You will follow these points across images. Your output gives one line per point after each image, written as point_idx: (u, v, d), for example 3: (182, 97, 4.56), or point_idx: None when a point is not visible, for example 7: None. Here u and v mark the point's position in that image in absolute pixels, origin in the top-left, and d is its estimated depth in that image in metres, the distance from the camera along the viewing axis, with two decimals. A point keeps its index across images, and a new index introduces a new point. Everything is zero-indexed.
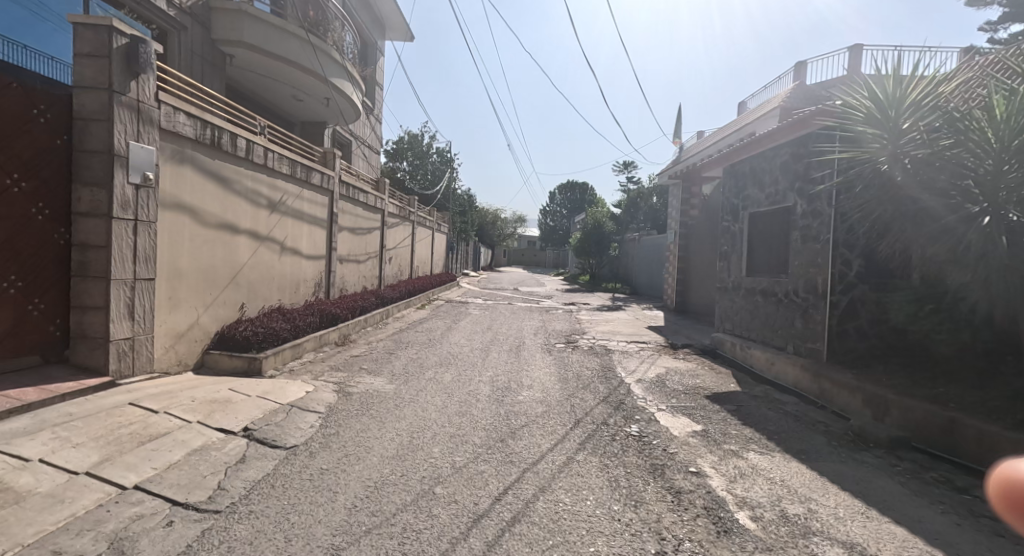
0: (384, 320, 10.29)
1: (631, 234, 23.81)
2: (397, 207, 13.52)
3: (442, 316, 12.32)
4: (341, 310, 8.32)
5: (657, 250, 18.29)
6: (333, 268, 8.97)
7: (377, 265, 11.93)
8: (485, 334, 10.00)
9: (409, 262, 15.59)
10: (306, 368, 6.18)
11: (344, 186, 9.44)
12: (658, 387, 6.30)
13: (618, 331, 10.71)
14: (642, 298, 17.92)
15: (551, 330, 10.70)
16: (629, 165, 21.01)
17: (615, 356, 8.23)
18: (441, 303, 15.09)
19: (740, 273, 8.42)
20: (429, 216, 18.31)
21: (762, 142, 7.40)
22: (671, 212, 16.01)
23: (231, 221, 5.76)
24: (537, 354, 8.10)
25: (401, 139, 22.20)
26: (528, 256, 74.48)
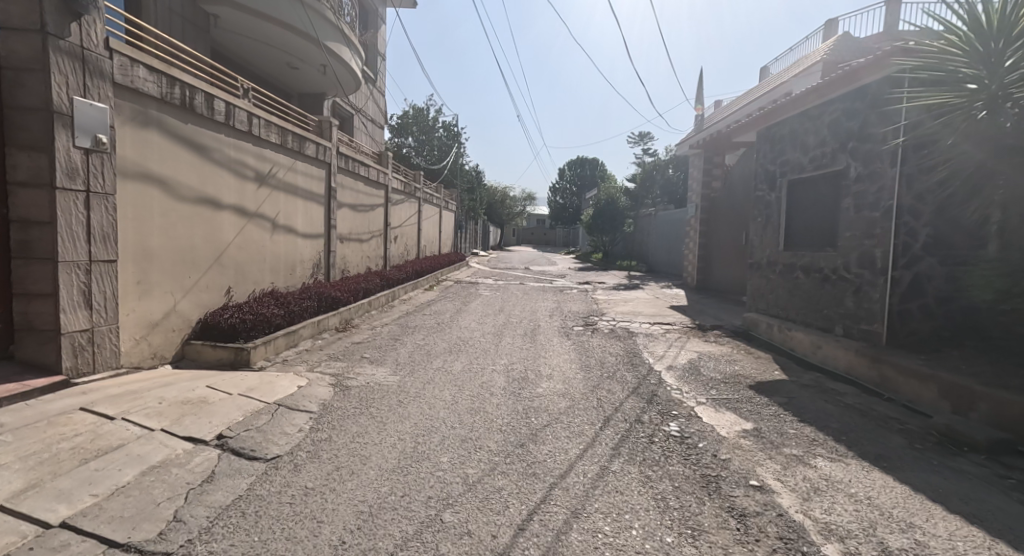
0: (389, 304, 9.68)
1: (647, 210, 22.91)
2: (402, 183, 12.81)
3: (451, 298, 11.71)
4: (341, 293, 7.71)
5: (675, 226, 17.45)
6: (333, 248, 8.33)
7: (382, 244, 11.29)
8: (497, 316, 9.37)
9: (416, 241, 14.93)
10: (301, 358, 5.59)
11: (343, 158, 8.75)
12: (691, 375, 5.64)
13: (639, 312, 10.02)
14: (660, 276, 17.16)
15: (567, 312, 10.05)
16: (645, 136, 20.03)
17: (639, 340, 7.57)
18: (450, 284, 14.46)
19: (777, 247, 7.66)
20: (436, 193, 17.58)
21: (807, 98, 6.56)
22: (692, 185, 15.14)
23: (211, 195, 5.11)
24: (554, 338, 7.47)
25: (406, 113, 21.34)
26: (538, 235, 73.47)
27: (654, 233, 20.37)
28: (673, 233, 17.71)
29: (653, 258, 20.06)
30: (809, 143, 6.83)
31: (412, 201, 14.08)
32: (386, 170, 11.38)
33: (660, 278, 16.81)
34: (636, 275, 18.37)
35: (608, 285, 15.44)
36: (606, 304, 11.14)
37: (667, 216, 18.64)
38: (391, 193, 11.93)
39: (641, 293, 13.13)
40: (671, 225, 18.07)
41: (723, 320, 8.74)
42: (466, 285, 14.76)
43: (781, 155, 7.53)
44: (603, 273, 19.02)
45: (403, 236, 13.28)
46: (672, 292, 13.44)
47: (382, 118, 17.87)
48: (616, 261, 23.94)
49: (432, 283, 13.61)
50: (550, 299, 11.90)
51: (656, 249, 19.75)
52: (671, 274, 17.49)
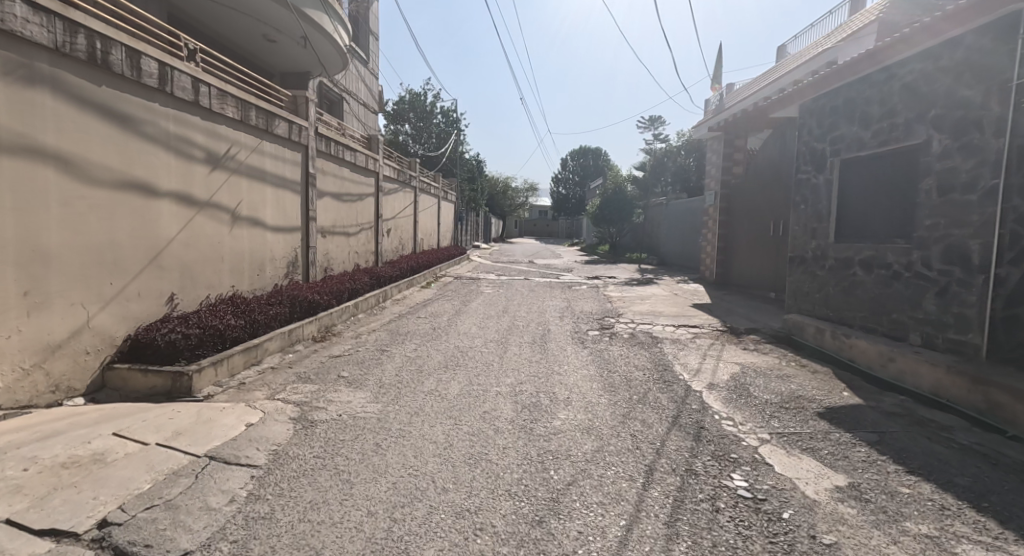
0: (379, 306, 8.67)
1: (656, 199, 21.87)
2: (395, 170, 11.76)
3: (451, 297, 10.71)
4: (321, 296, 6.68)
5: (689, 216, 16.39)
6: (311, 243, 7.28)
7: (374, 238, 10.28)
8: (501, 318, 8.37)
9: (413, 234, 13.95)
10: (262, 381, 4.59)
11: (324, 140, 7.68)
12: (738, 396, 4.65)
13: (658, 312, 9.01)
14: (674, 270, 16.13)
15: (578, 312, 9.04)
16: (656, 120, 18.95)
17: (664, 347, 6.59)
18: (450, 281, 13.45)
19: (826, 238, 6.59)
20: (434, 183, 16.56)
21: (874, 58, 5.45)
22: (709, 171, 14.06)
23: (141, 179, 4.07)
24: (567, 347, 6.48)
25: (402, 98, 20.32)
26: (541, 227, 72.36)
27: (665, 223, 19.35)
28: (687, 224, 16.66)
29: (664, 250, 19.02)
30: (870, 114, 5.75)
31: (408, 191, 13.04)
32: (377, 156, 10.32)
33: (673, 272, 15.78)
34: (647, 269, 17.37)
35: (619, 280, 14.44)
36: (621, 302, 10.14)
37: (680, 205, 17.58)
38: (383, 182, 10.91)
39: (657, 289, 12.13)
40: (684, 215, 17.02)
41: (757, 322, 7.71)
42: (467, 281, 13.76)
43: (831, 131, 6.46)
44: (612, 266, 18.03)
45: (398, 228, 12.27)
46: (690, 288, 12.42)
47: (376, 103, 16.84)
48: (624, 253, 22.93)
49: (429, 280, 12.58)
50: (558, 297, 10.90)
51: (668, 240, 18.68)
52: (685, 267, 16.48)
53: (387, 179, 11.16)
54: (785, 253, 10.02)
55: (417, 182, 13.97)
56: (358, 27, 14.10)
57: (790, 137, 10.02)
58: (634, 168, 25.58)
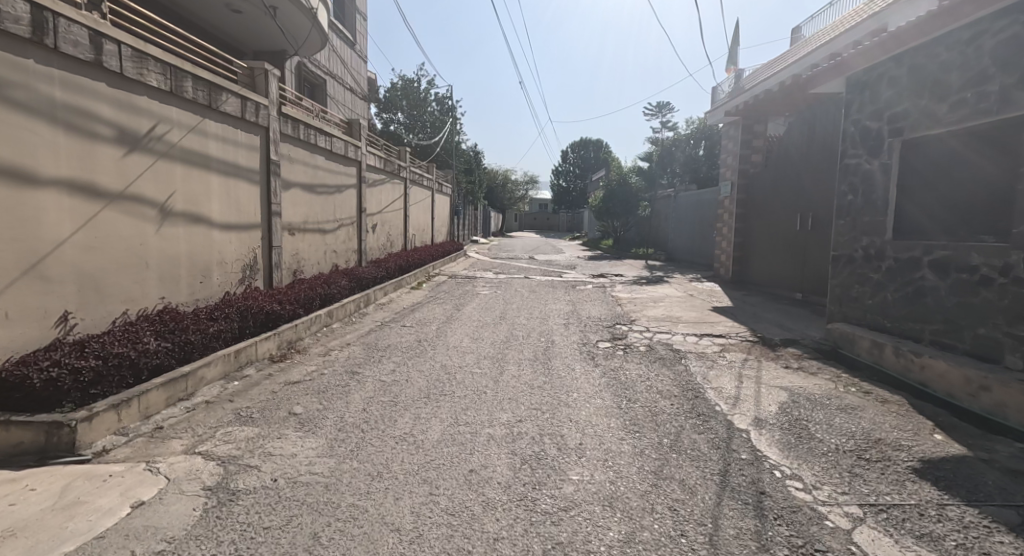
0: (358, 314, 7.64)
1: (662, 191, 20.86)
2: (382, 160, 10.70)
3: (444, 300, 9.68)
4: (283, 306, 5.67)
5: (701, 209, 15.34)
6: (275, 243, 6.25)
7: (356, 236, 9.27)
8: (497, 326, 7.37)
9: (404, 230, 12.92)
10: (187, 424, 3.58)
11: (291, 123, 6.64)
12: (795, 438, 3.66)
13: (675, 318, 8.00)
14: (685, 268, 15.10)
15: (585, 318, 8.04)
16: (665, 106, 17.90)
17: (690, 365, 5.59)
18: (444, 281, 12.42)
19: (880, 236, 5.56)
20: (427, 175, 15.51)
21: (957, 12, 4.40)
22: (724, 159, 13.01)
23: (8, 159, 3.03)
24: (575, 365, 5.48)
25: (394, 85, 19.33)
26: (541, 220, 71.34)
27: (674, 217, 18.32)
28: (698, 218, 15.62)
29: (673, 246, 17.98)
30: (947, 83, 4.71)
31: (397, 183, 11.99)
32: (359, 143, 9.26)
33: (684, 269, 14.76)
34: (655, 266, 16.35)
35: (626, 279, 13.41)
36: (632, 306, 9.13)
37: (691, 198, 16.52)
38: (368, 173, 9.87)
39: (669, 289, 11.11)
40: (696, 208, 15.98)
41: (793, 332, 6.68)
42: (463, 281, 12.73)
43: (890, 106, 5.41)
44: (618, 263, 17.03)
45: (386, 224, 11.25)
46: (705, 287, 11.39)
47: (365, 90, 15.79)
48: (629, 248, 21.90)
49: (420, 281, 11.54)
50: (562, 299, 9.88)
51: (677, 234, 17.69)
52: (696, 265, 15.46)
53: (372, 170, 10.12)
54: (821, 249, 8.99)
55: (408, 173, 12.93)
56: (342, 5, 13.05)
57: (825, 119, 8.96)
58: (638, 159, 24.54)
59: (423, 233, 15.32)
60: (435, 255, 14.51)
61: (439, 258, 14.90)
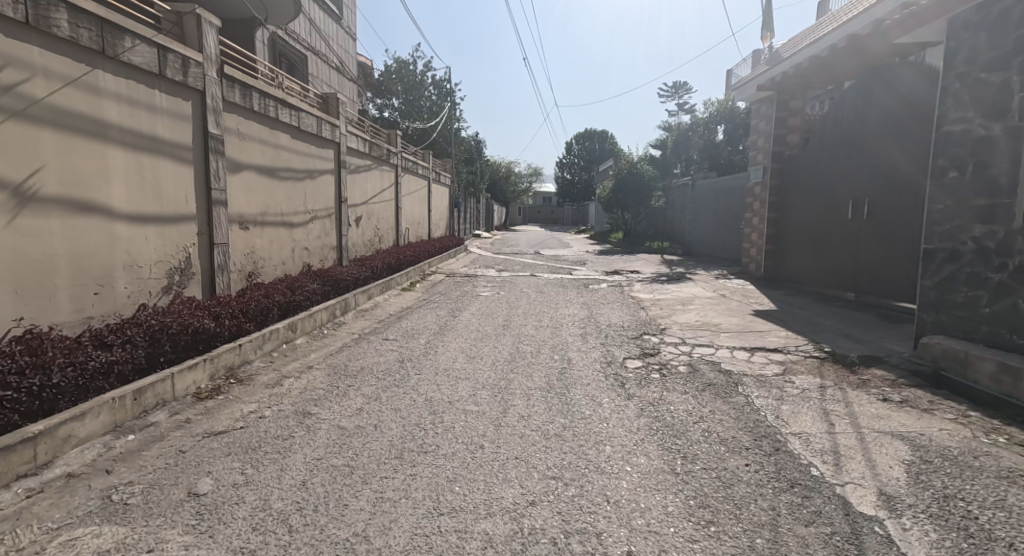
0: (332, 326, 6.34)
1: (678, 180, 19.56)
2: (367, 143, 9.41)
3: (438, 304, 8.41)
4: (221, 322, 4.38)
5: (728, 199, 14.02)
6: (218, 240, 4.96)
7: (333, 231, 7.98)
8: (499, 339, 6.12)
9: (397, 224, 11.66)
10: (10, 527, 2.26)
11: (242, 89, 5.35)
12: (965, 540, 2.33)
13: (714, 326, 6.69)
14: (708, 264, 13.80)
15: (605, 327, 6.76)
16: (683, 87, 16.72)
17: (752, 395, 4.29)
18: (442, 281, 11.17)
19: (1002, 224, 4.22)
20: (424, 163, 14.23)
21: None
22: (753, 140, 11.66)
23: None
24: (601, 398, 4.19)
25: (388, 66, 18.11)
26: (545, 214, 69.98)
27: (695, 209, 16.98)
28: (724, 208, 14.30)
29: (695, 240, 16.65)
30: None
31: (387, 171, 10.72)
32: (336, 121, 7.97)
33: (708, 265, 13.44)
34: (674, 261, 15.06)
35: (644, 276, 12.10)
36: (658, 311, 7.84)
37: (717, 186, 15.19)
38: (348, 158, 8.59)
39: (697, 289, 9.80)
40: (721, 198, 14.65)
41: (868, 345, 5.35)
42: (463, 280, 11.47)
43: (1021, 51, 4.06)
44: (632, 258, 15.72)
45: (373, 217, 9.97)
46: (737, 286, 10.07)
47: (356, 71, 14.51)
48: (642, 241, 20.60)
49: (412, 282, 10.25)
50: (576, 302, 8.63)
51: (698, 227, 16.36)
52: (718, 260, 14.16)
53: (354, 155, 8.84)
54: (887, 242, 7.69)
55: (399, 160, 11.65)
56: None
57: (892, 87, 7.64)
58: (649, 147, 23.21)
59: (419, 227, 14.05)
60: (431, 251, 13.20)
61: (436, 255, 13.61)
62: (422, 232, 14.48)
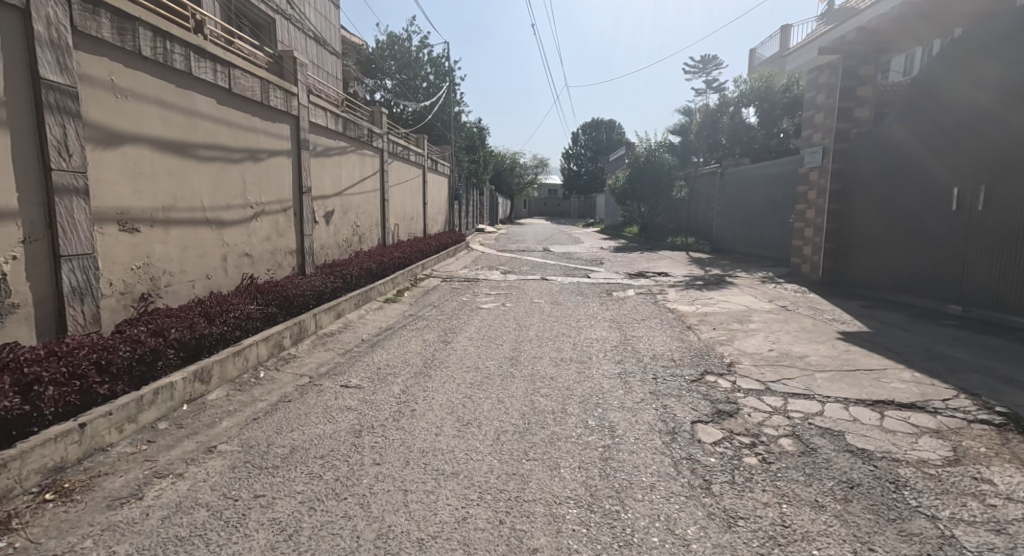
0: (274, 366, 4.59)
1: (702, 168, 17.66)
2: (339, 120, 7.59)
3: (428, 323, 6.65)
4: (39, 392, 2.62)
5: (771, 188, 12.15)
6: (68, 250, 3.19)
7: (291, 233, 6.22)
8: (506, 385, 4.36)
9: (383, 221, 9.90)
10: None
11: (117, 21, 3.56)
12: None
13: (799, 361, 4.90)
14: (746, 265, 11.95)
15: (649, 363, 4.99)
16: (711, 60, 14.85)
17: (940, 517, 2.52)
18: (436, 288, 9.40)
19: None
20: (417, 150, 12.41)
21: None
22: (808, 116, 9.79)
23: None
24: (682, 529, 2.42)
25: (379, 41, 16.81)
26: (551, 207, 68.11)
27: (726, 201, 15.09)
28: (766, 199, 12.41)
29: (726, 235, 14.77)
30: None
31: (368, 156, 8.94)
32: (292, 88, 6.16)
33: (746, 267, 11.61)
34: (703, 260, 13.24)
35: (677, 281, 10.28)
36: (711, 335, 6.06)
37: (756, 173, 13.31)
38: (312, 138, 6.80)
39: (749, 299, 8.01)
40: (761, 188, 12.78)
41: None
42: (463, 287, 9.68)
43: None
44: (656, 257, 13.92)
45: (350, 212, 8.20)
46: (796, 294, 8.25)
47: (339, 44, 12.68)
48: (662, 236, 18.77)
49: (398, 292, 8.48)
50: (602, 319, 6.85)
51: (730, 222, 14.58)
52: (756, 261, 12.31)
53: (322, 134, 7.05)
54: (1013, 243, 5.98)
55: (385, 145, 9.84)
56: None
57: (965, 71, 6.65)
58: (667, 132, 21.28)
59: (413, 223, 12.26)
60: (425, 251, 11.41)
61: (430, 255, 11.81)
62: (416, 229, 12.69)
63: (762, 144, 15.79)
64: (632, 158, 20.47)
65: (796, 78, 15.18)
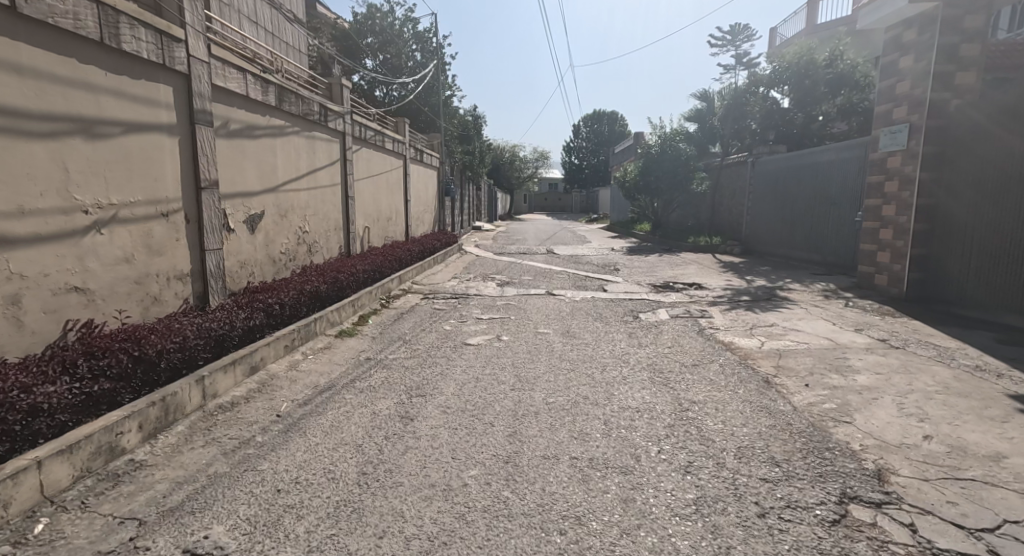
0: (77, 503, 2.53)
1: (728, 158, 15.57)
2: (269, 90, 5.51)
3: (386, 380, 4.61)
4: None
5: (830, 180, 10.13)
6: None
7: (178, 247, 4.17)
8: (495, 549, 2.33)
9: (347, 225, 7.88)
10: None
11: None
12: None
13: (998, 470, 2.86)
14: (796, 273, 9.89)
15: (736, 471, 3.00)
16: (736, 28, 12.94)
17: None
18: (412, 312, 7.37)
19: None
20: (394, 138, 10.34)
21: None
22: (886, 86, 7.72)
23: None
24: None
25: (357, 13, 14.82)
26: (552, 202, 66.13)
27: (765, 195, 13.04)
28: (821, 193, 10.40)
29: (767, 236, 12.74)
30: None
31: (319, 141, 6.85)
32: (174, 29, 4.07)
33: (796, 277, 9.55)
34: (737, 267, 11.23)
35: (717, 298, 8.27)
36: (808, 401, 4.03)
37: (804, 162, 11.26)
38: (221, 110, 4.73)
39: (828, 330, 5.98)
40: (814, 180, 10.76)
41: None
42: (447, 308, 7.66)
43: None
44: (679, 262, 11.94)
45: (291, 216, 6.13)
46: (888, 321, 6.23)
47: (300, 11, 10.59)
48: (680, 235, 16.72)
49: (356, 321, 6.43)
50: (637, 369, 4.82)
51: (770, 221, 12.65)
52: (805, 269, 10.27)
53: (239, 106, 4.98)
54: None
55: (346, 128, 7.76)
56: None
57: None
58: (683, 120, 19.28)
59: (390, 226, 10.21)
60: (403, 261, 9.36)
61: (409, 264, 9.75)
62: (396, 232, 10.65)
63: (798, 129, 13.68)
64: (645, 147, 18.37)
65: (841, 50, 13.05)
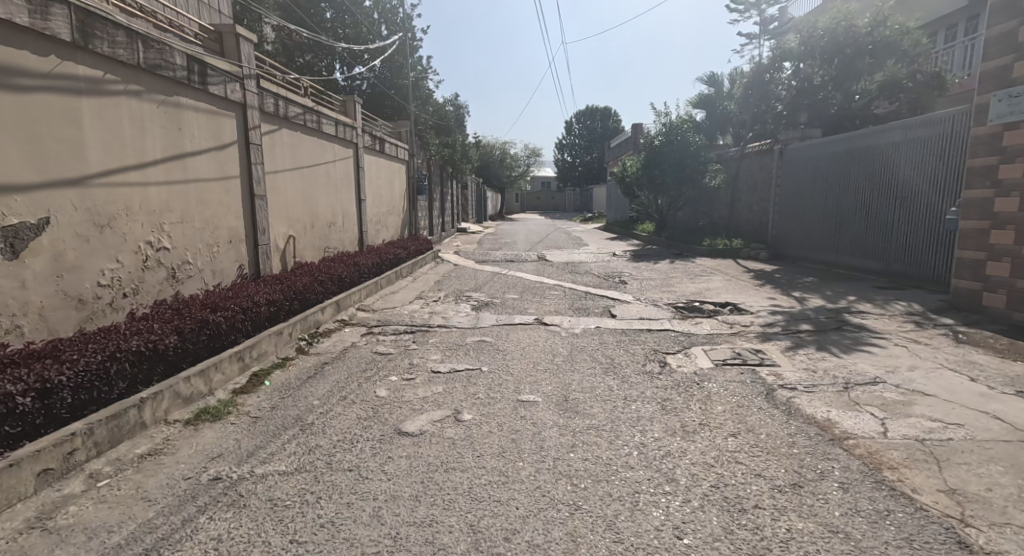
0: None
1: (748, 148, 13.63)
2: (52, 12, 3.23)
3: (215, 549, 2.33)
4: None
5: (896, 168, 8.17)
6: None
7: None
8: None
9: (251, 236, 5.63)
10: None
11: None
12: None
13: None
14: (854, 289, 7.72)
15: None
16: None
17: None
18: (338, 364, 5.11)
19: None
20: (336, 121, 8.11)
21: None
22: (1006, 33, 5.55)
23: None
24: None
25: None
26: (544, 201, 63.62)
27: (806, 189, 11.00)
28: (883, 185, 8.43)
29: (811, 239, 10.75)
30: None
31: (188, 112, 4.58)
32: None
33: (858, 294, 7.39)
34: (771, 278, 9.11)
35: (766, 330, 6.10)
36: None
37: (859, 147, 9.26)
38: None
39: (972, 395, 3.83)
40: (872, 168, 8.80)
41: None
42: (392, 354, 5.43)
43: None
44: (698, 274, 9.80)
45: (125, 225, 3.86)
46: None
47: None
48: (692, 238, 14.58)
49: (236, 389, 4.16)
50: (694, 506, 2.62)
51: (813, 220, 10.71)
52: (862, 282, 8.13)
53: None
54: None
55: (247, 97, 5.49)
56: None
57: None
58: (691, 107, 17.20)
59: (331, 235, 7.96)
60: (343, 282, 7.11)
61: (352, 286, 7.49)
62: (342, 242, 8.39)
63: (835, 109, 11.57)
64: (649, 138, 16.20)
65: (886, 14, 10.94)
